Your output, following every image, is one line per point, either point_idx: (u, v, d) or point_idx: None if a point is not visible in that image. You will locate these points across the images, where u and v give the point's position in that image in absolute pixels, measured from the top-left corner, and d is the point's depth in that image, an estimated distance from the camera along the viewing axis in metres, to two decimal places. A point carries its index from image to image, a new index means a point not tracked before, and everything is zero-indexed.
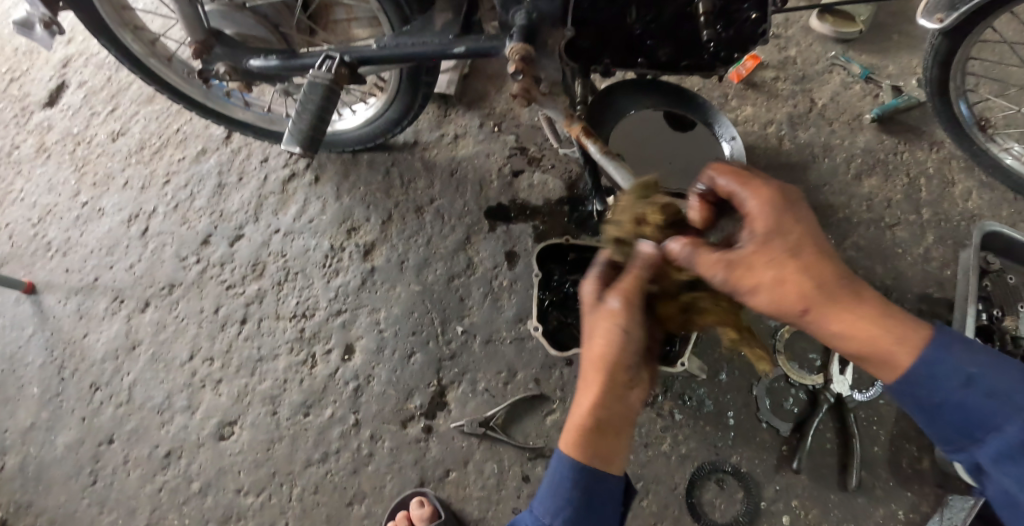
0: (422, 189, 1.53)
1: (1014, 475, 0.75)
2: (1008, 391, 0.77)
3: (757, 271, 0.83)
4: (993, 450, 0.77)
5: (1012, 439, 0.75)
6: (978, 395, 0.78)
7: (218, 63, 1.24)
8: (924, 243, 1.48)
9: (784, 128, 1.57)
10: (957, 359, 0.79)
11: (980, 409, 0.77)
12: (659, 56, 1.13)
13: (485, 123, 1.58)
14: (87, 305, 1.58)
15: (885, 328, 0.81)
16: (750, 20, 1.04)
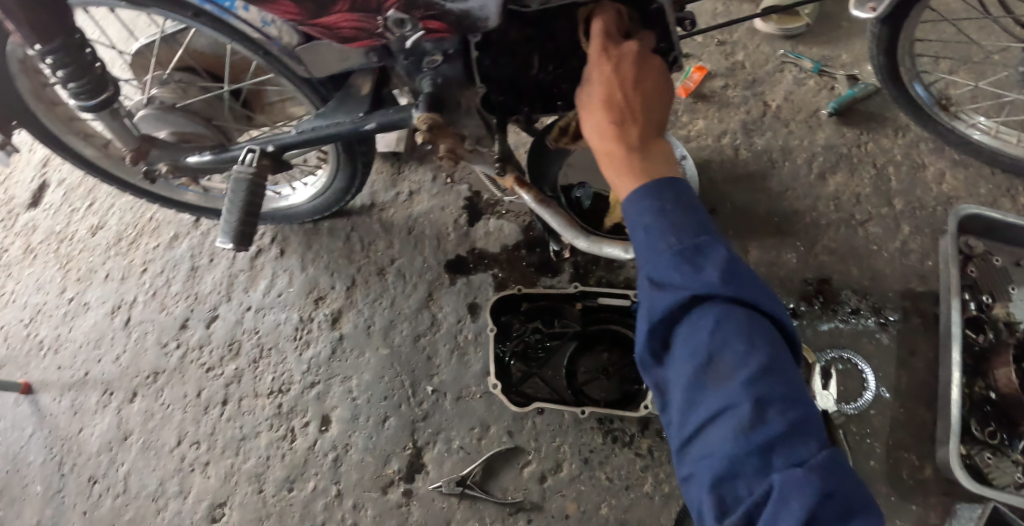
0: (382, 250, 1.55)
1: (701, 373, 0.71)
2: (737, 316, 0.71)
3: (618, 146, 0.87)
4: (695, 355, 0.72)
5: (710, 345, 0.71)
6: (710, 311, 0.72)
7: (158, 164, 1.23)
8: (900, 236, 1.43)
9: (739, 136, 1.58)
10: (718, 285, 0.73)
11: (709, 328, 0.72)
12: (577, 98, 1.08)
13: (438, 175, 1.60)
14: (79, 400, 1.57)
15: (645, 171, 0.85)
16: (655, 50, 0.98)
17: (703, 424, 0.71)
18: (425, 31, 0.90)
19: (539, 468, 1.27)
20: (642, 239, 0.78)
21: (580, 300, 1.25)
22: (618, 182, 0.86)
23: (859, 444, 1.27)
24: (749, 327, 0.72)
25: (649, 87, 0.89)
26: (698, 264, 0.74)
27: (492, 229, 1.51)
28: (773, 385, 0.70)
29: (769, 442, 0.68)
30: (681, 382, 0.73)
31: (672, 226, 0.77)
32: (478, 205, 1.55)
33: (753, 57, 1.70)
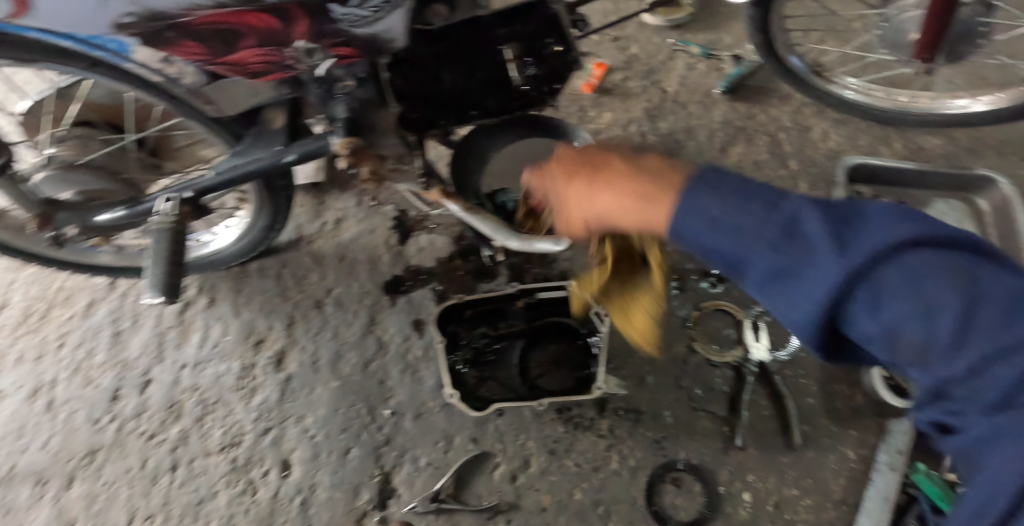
0: (316, 282, 1.55)
1: (865, 313, 0.58)
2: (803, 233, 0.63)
3: (592, 193, 0.82)
4: (803, 295, 0.61)
5: (792, 267, 0.63)
6: (775, 251, 0.64)
7: (67, 227, 1.20)
8: (799, 193, 1.56)
9: (644, 123, 1.66)
10: (759, 221, 0.66)
11: (808, 283, 0.61)
12: (490, 105, 1.10)
13: (361, 200, 1.62)
14: (6, 499, 1.42)
15: (642, 186, 0.77)
16: (557, 53, 1.01)
17: (924, 387, 0.58)
18: (336, 58, 0.91)
19: (509, 468, 1.29)
20: (684, 240, 0.72)
21: (521, 298, 1.27)
22: (658, 220, 0.75)
23: (797, 386, 1.35)
24: (916, 269, 0.57)
25: (593, 146, 0.90)
26: (797, 246, 0.63)
27: (424, 244, 1.53)
28: (930, 289, 0.56)
29: (971, 343, 0.54)
30: (873, 353, 0.61)
31: (731, 224, 0.68)
32: (404, 224, 1.56)
33: (646, 48, 1.82)
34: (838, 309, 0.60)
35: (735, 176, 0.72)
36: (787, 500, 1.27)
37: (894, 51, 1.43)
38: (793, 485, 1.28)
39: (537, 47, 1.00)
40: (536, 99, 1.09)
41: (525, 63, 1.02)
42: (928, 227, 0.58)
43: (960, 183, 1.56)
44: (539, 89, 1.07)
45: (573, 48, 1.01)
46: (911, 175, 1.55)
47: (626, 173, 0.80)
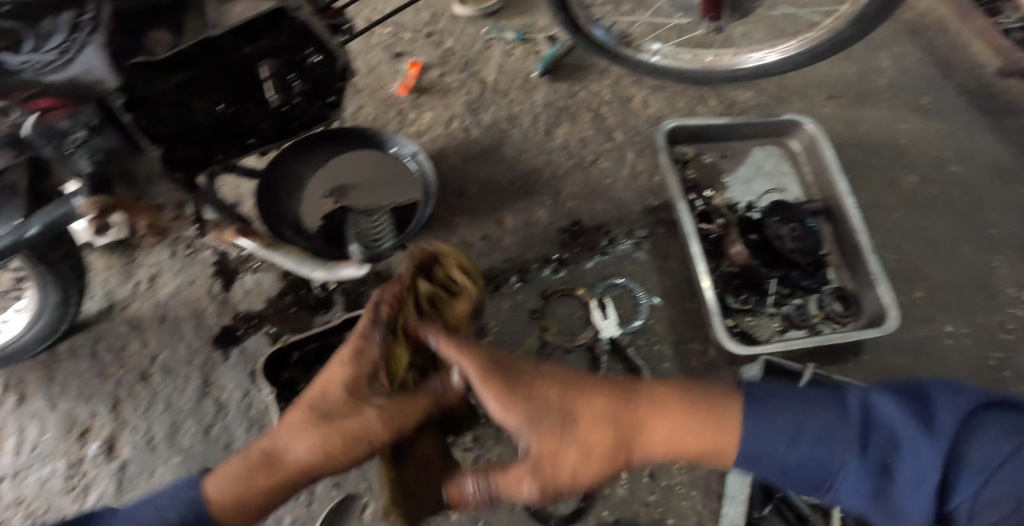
0: (138, 352, 1.39)
1: (872, 504, 0.80)
2: (827, 431, 0.83)
3: (559, 454, 0.88)
4: (845, 489, 0.82)
5: (853, 469, 0.80)
6: (809, 444, 0.84)
7: None
8: (627, 163, 1.56)
9: (466, 118, 1.60)
10: (770, 418, 0.87)
11: (815, 454, 0.83)
12: (265, 130, 1.04)
13: (176, 249, 1.48)
14: None
15: (700, 422, 0.89)
16: (319, 62, 0.95)
17: (883, 489, 0.78)
18: (38, 111, 0.84)
19: (379, 506, 1.22)
20: (767, 455, 0.87)
21: (348, 330, 1.23)
22: (658, 432, 0.89)
23: (652, 352, 1.35)
24: (860, 418, 0.81)
25: (503, 364, 0.94)
26: (805, 407, 0.86)
27: (251, 287, 1.42)
28: (900, 412, 0.79)
29: (909, 478, 0.76)
30: (855, 486, 0.81)
31: (817, 435, 0.84)
32: (226, 269, 1.45)
33: (461, 42, 1.74)
34: (890, 486, 0.78)
35: (772, 387, 0.90)
36: (661, 467, 1.28)
37: (686, 13, 1.44)
38: None
39: (295, 61, 0.93)
40: (313, 114, 1.04)
41: (289, 80, 0.94)
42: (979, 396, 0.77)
43: (772, 129, 1.63)
44: (312, 103, 1.02)
45: (336, 52, 0.94)
46: (725, 129, 1.60)
47: (604, 402, 0.90)
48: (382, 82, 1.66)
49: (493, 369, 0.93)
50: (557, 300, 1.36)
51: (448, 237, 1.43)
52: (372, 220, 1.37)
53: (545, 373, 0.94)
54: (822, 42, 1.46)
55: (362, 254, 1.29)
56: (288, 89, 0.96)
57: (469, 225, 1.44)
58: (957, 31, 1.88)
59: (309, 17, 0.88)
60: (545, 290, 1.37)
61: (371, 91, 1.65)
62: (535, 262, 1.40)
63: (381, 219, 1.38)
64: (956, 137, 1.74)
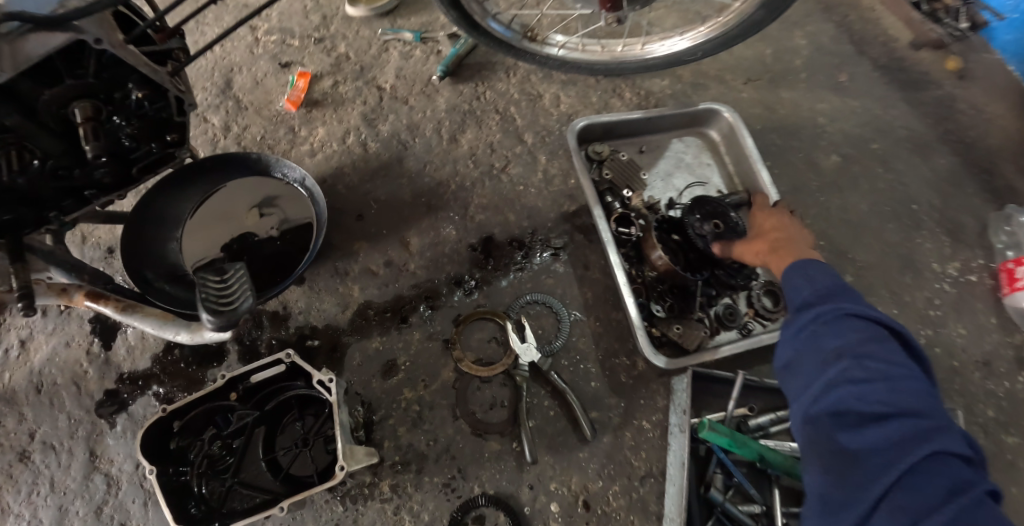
0: (12, 428, 1.24)
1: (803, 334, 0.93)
2: (826, 288, 0.97)
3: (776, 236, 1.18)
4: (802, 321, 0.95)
5: (811, 306, 0.96)
6: (808, 295, 0.98)
7: None
8: (540, 167, 1.46)
9: (363, 131, 1.47)
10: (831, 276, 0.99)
11: (800, 301, 0.98)
12: (101, 178, 0.89)
13: (47, 306, 1.31)
14: None
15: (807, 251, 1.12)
16: (141, 99, 0.84)
17: (812, 329, 0.93)
18: None
19: None
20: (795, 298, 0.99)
21: (234, 390, 1.10)
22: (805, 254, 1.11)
23: (577, 373, 1.27)
24: (824, 297, 0.96)
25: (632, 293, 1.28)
26: (810, 274, 1.01)
27: (134, 342, 1.27)
28: (855, 304, 0.93)
29: (830, 326, 0.91)
30: (802, 320, 0.95)
31: (819, 293, 0.97)
32: (105, 325, 1.29)
33: (354, 45, 1.58)
34: (815, 332, 0.92)
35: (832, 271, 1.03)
36: (595, 495, 1.20)
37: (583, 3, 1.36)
38: (596, 477, 1.20)
39: (115, 100, 0.83)
40: (155, 157, 0.92)
41: (113, 121, 0.84)
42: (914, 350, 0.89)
43: (689, 120, 1.56)
44: (148, 146, 0.90)
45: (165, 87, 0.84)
46: (640, 123, 1.51)
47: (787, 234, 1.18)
48: (268, 97, 1.51)
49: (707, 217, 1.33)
50: (470, 326, 1.27)
51: (349, 265, 1.31)
52: (222, 278, 0.92)
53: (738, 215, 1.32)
54: (730, 30, 1.35)
55: (213, 322, 0.88)
56: (113, 132, 0.85)
57: (371, 251, 1.32)
58: (867, 3, 1.85)
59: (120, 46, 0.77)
60: (457, 317, 1.27)
61: (257, 108, 1.49)
62: (446, 286, 1.30)
63: (238, 272, 0.94)
64: (873, 113, 1.71)
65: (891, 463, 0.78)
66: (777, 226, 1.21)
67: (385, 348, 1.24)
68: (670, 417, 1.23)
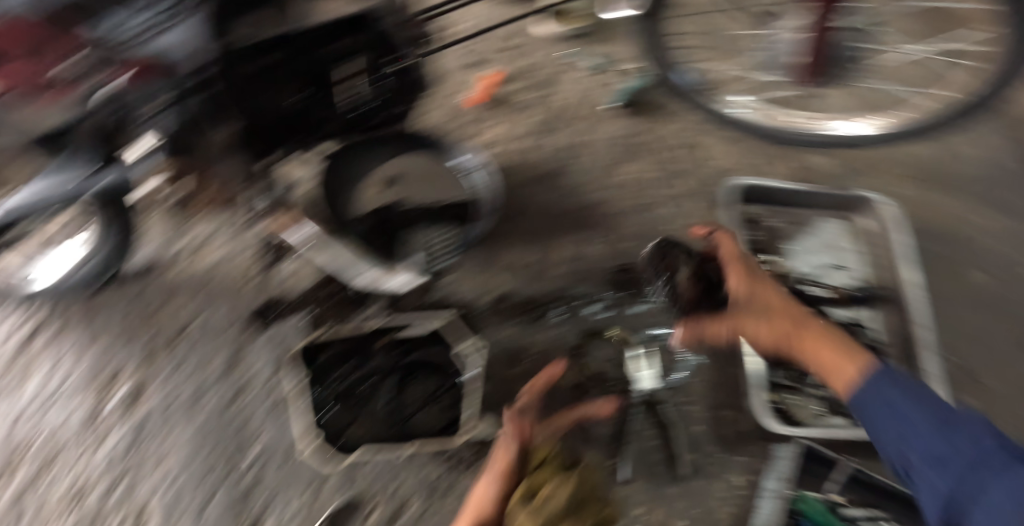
0: (175, 312, 1.40)
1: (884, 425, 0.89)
2: (924, 398, 0.88)
3: (812, 340, 1.01)
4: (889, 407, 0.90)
5: (894, 403, 0.89)
6: (891, 387, 0.91)
7: None
8: (689, 213, 1.51)
9: (535, 139, 1.57)
10: (892, 378, 0.92)
11: (856, 397, 0.93)
12: (347, 121, 1.08)
13: (227, 222, 1.44)
14: None
15: (830, 347, 0.98)
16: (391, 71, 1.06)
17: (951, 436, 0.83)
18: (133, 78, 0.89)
19: (383, 512, 1.24)
20: (880, 407, 0.90)
21: (388, 333, 1.26)
22: (839, 371, 0.96)
23: (684, 413, 1.32)
24: (944, 419, 0.85)
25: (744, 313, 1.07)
26: (915, 392, 0.89)
27: (289, 273, 1.40)
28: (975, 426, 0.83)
29: (951, 434, 0.84)
30: (907, 404, 0.88)
31: (914, 395, 0.88)
32: (270, 251, 1.41)
33: (542, 59, 1.68)
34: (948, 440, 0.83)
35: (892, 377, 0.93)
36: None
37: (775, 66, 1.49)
38: (678, 514, 1.26)
39: (375, 65, 1.03)
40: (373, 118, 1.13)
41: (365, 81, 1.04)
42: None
43: (841, 206, 1.57)
44: (375, 107, 1.11)
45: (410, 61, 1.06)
46: (795, 196, 1.55)
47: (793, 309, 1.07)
48: (456, 89, 1.65)
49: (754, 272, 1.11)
50: (596, 341, 1.36)
51: (495, 257, 1.40)
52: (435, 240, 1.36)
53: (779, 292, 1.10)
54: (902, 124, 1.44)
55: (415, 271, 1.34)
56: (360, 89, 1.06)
57: (516, 250, 1.41)
58: None
59: (396, 25, 0.99)
60: (584, 330, 1.36)
61: (443, 97, 1.63)
62: (580, 299, 1.38)
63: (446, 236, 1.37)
64: None
65: None
66: (801, 316, 1.05)
67: (514, 339, 1.34)
68: (764, 482, 1.26)
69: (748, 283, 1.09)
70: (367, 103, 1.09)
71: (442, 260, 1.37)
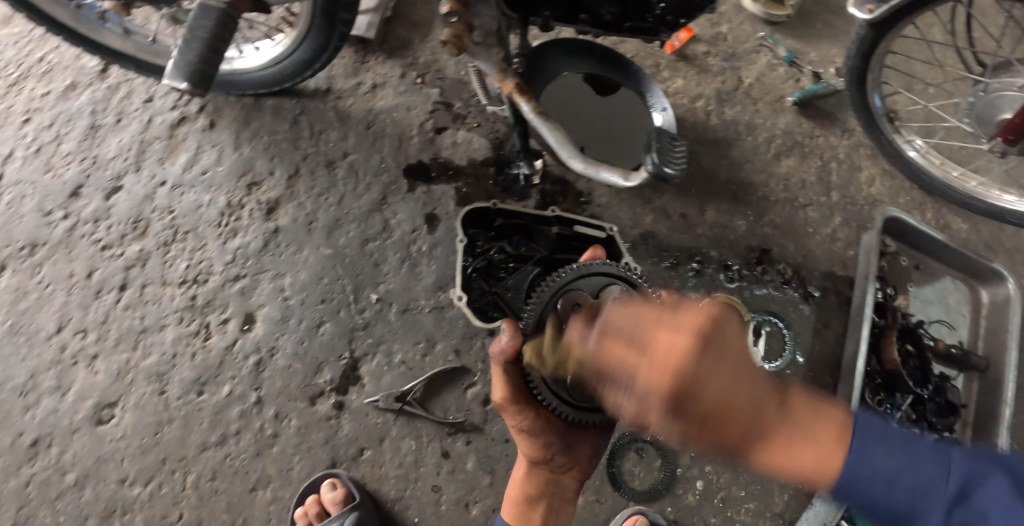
0: (334, 141, 1.39)
1: (885, 460, 0.68)
2: (925, 485, 0.67)
3: (728, 425, 0.68)
4: (903, 494, 0.68)
5: (915, 480, 0.67)
6: (901, 493, 0.68)
7: None
8: (832, 224, 1.53)
9: (712, 103, 1.62)
10: (875, 459, 0.69)
11: (902, 503, 0.68)
12: (603, 14, 1.07)
13: (407, 73, 1.46)
14: None
15: (803, 456, 0.70)
16: None
17: (914, 491, 0.67)
18: None
19: (483, 390, 1.24)
20: (860, 480, 0.69)
21: (556, 225, 1.25)
22: (819, 466, 0.69)
23: None
24: (911, 477, 0.67)
25: (720, 393, 0.67)
26: (912, 455, 0.68)
27: (460, 141, 1.40)
28: (926, 473, 0.67)
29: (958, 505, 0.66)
30: (887, 476, 0.68)
31: (892, 466, 0.68)
32: (446, 113, 1.43)
33: (735, 32, 1.70)
34: None
35: (874, 419, 0.72)
36: (733, 498, 1.26)
37: (977, 122, 1.45)
38: (742, 487, 1.26)
39: None
40: (645, 26, 1.08)
41: None
42: (939, 493, 0.66)
43: (970, 271, 1.51)
44: (654, 17, 1.06)
45: None
46: (937, 245, 1.50)
47: (726, 403, 0.67)
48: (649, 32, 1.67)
49: (703, 398, 0.67)
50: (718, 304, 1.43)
51: (653, 197, 1.47)
52: (673, 144, 1.07)
53: (704, 370, 0.66)
54: None
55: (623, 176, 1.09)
56: None
57: (674, 198, 1.48)
58: None
59: None
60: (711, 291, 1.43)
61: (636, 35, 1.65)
62: (714, 264, 1.45)
63: (675, 145, 1.08)
64: None
65: (906, 483, 0.67)
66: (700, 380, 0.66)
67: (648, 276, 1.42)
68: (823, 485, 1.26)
69: (717, 378, 0.67)
70: (642, 12, 1.06)
71: (675, 164, 1.06)
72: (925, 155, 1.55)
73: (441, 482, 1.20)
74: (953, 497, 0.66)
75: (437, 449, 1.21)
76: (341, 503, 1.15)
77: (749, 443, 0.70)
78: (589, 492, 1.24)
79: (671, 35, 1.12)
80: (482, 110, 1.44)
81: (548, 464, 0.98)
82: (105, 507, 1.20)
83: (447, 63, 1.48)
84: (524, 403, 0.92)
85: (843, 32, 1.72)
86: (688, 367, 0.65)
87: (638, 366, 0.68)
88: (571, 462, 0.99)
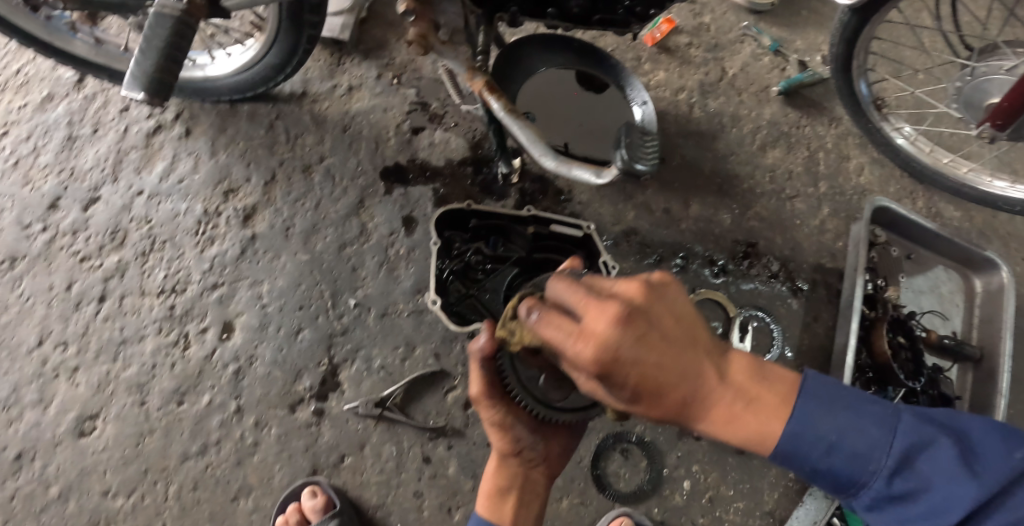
0: (310, 146, 1.38)
1: (830, 428, 0.70)
2: (868, 452, 0.69)
3: (674, 393, 0.66)
4: (845, 461, 0.70)
5: (857, 447, 0.69)
6: (842, 460, 0.70)
7: None
8: (820, 215, 1.50)
9: (695, 96, 1.59)
10: (819, 427, 0.70)
11: (845, 470, 0.70)
12: (571, 7, 1.04)
13: (383, 74, 1.44)
14: None
15: (753, 416, 0.69)
16: None
17: (859, 454, 0.69)
18: None
19: (464, 393, 1.23)
20: (802, 445, 0.70)
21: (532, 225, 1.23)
22: (766, 429, 0.70)
23: None
24: (859, 445, 0.70)
25: (674, 349, 0.65)
26: (857, 422, 0.70)
27: (437, 141, 1.39)
28: (872, 443, 0.69)
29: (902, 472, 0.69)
30: (831, 444, 0.70)
31: (839, 433, 0.70)
32: (423, 114, 1.41)
33: (719, 22, 1.67)
34: (903, 500, 0.69)
35: (830, 384, 0.72)
36: (722, 497, 1.24)
37: (965, 108, 1.42)
38: (731, 486, 1.24)
39: None
40: (615, 18, 1.06)
41: None
42: (888, 458, 0.69)
43: (963, 259, 1.48)
44: (623, 9, 1.04)
45: None
46: (929, 234, 1.47)
47: (675, 365, 0.65)
48: None
49: (658, 341, 0.64)
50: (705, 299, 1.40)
51: (635, 193, 1.45)
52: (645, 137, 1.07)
53: (656, 319, 0.65)
54: None
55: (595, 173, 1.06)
56: None
57: (657, 193, 1.46)
58: None
59: None
60: (695, 288, 1.41)
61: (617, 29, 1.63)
62: (699, 259, 1.43)
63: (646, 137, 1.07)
64: None
65: (852, 448, 0.70)
66: (655, 323, 0.64)
67: (631, 273, 1.40)
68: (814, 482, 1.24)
69: (666, 325, 0.65)
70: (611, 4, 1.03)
71: (646, 160, 1.03)
72: (914, 142, 1.52)
73: (423, 488, 1.18)
74: (898, 463, 0.69)
75: (418, 454, 1.20)
76: (321, 511, 1.14)
77: (692, 414, 0.68)
78: (574, 494, 1.22)
79: (644, 27, 1.10)
80: (458, 109, 1.42)
81: (518, 457, 0.95)
82: (88, 519, 1.20)
83: (423, 62, 1.46)
84: (497, 398, 0.92)
85: (829, 19, 1.69)
86: (613, 342, 0.62)
87: (571, 347, 0.65)
88: (542, 459, 0.96)
